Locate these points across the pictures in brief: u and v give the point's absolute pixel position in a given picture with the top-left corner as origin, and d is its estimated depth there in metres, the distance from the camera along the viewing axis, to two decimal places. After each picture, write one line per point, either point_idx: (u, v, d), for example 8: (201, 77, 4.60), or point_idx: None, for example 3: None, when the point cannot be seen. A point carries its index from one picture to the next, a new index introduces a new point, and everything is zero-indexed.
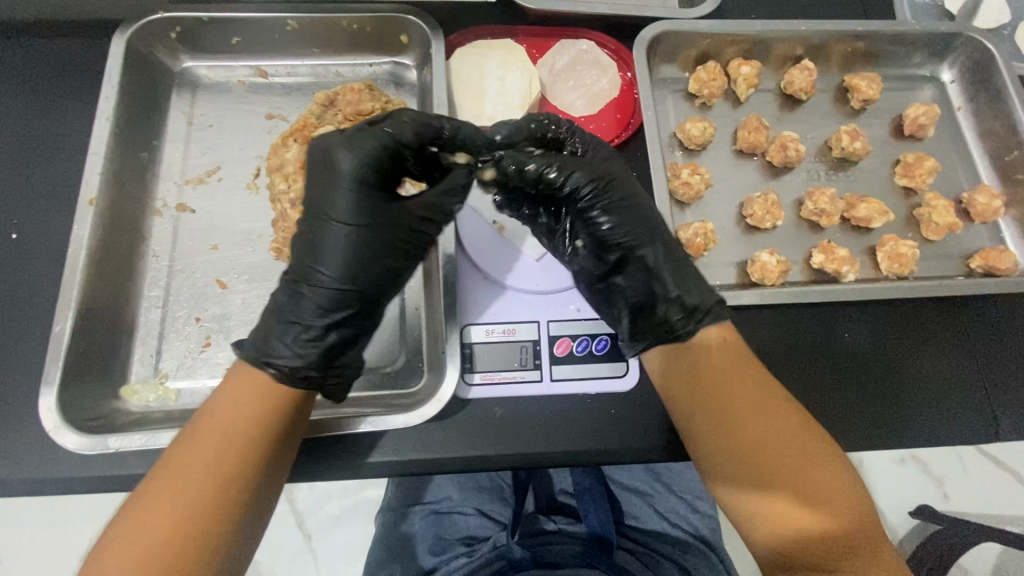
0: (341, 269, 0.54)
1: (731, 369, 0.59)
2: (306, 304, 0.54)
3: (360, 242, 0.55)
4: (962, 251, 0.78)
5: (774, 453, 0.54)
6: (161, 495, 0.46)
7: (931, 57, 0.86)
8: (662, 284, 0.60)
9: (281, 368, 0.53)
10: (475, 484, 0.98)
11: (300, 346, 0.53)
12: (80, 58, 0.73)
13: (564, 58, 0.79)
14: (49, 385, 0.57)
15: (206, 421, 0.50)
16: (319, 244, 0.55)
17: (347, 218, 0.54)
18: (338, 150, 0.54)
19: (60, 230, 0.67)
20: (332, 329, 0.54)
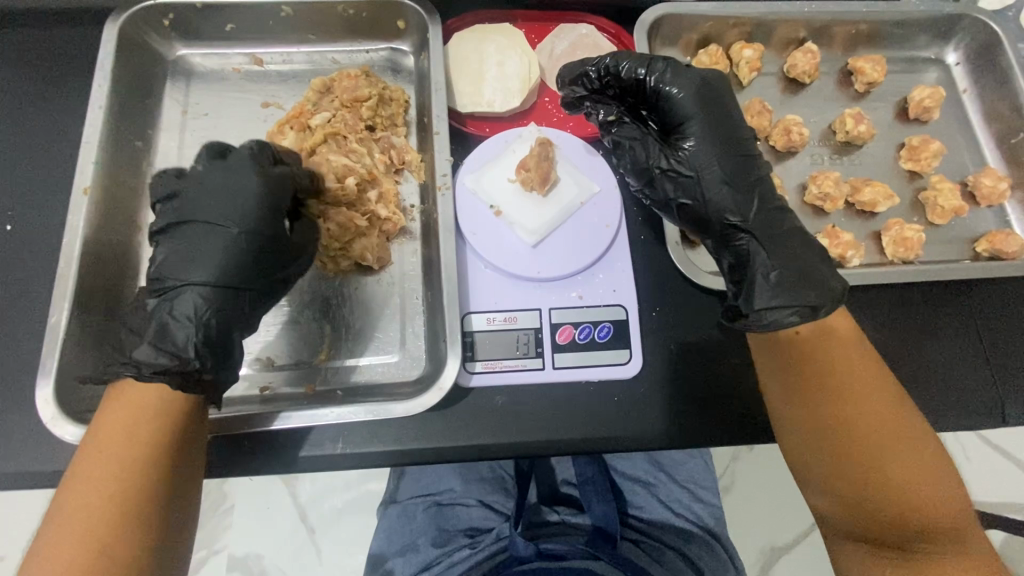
0: (219, 266, 0.53)
1: (842, 349, 0.56)
2: (183, 301, 0.52)
3: (239, 245, 0.54)
4: (967, 235, 0.77)
5: (874, 429, 0.53)
6: (59, 524, 0.46)
7: (936, 39, 0.84)
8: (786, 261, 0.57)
9: (152, 363, 0.49)
10: (478, 475, 0.98)
11: (179, 339, 0.50)
12: (72, 46, 0.72)
13: (564, 43, 0.78)
14: (45, 377, 0.56)
15: (90, 443, 0.49)
16: (192, 250, 0.54)
17: (226, 220, 0.55)
18: (232, 171, 0.56)
19: (55, 220, 0.66)
20: (216, 323, 0.52)
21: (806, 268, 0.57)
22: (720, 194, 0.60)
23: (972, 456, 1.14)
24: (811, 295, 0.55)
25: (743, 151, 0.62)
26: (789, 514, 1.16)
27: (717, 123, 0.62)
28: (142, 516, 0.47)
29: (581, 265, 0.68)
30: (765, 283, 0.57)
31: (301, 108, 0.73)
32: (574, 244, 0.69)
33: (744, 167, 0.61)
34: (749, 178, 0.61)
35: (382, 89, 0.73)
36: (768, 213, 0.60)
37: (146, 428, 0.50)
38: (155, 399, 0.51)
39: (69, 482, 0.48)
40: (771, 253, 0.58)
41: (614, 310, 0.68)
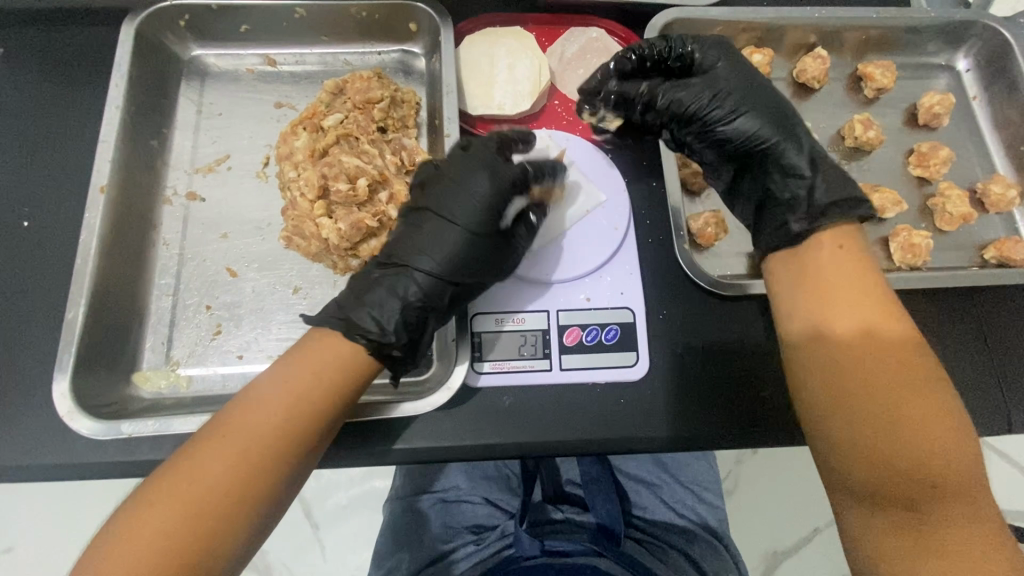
0: (447, 260, 0.58)
1: (857, 284, 0.57)
2: (405, 283, 0.57)
3: (473, 247, 0.59)
4: (975, 242, 0.77)
5: (894, 376, 0.52)
6: (195, 471, 0.49)
7: (946, 45, 0.84)
8: (820, 170, 0.63)
9: (362, 332, 0.55)
10: (482, 474, 1.00)
11: (389, 314, 0.56)
12: (89, 46, 0.73)
13: (574, 46, 0.78)
14: (62, 371, 0.57)
15: (253, 403, 0.52)
16: (431, 239, 0.59)
17: (472, 225, 0.59)
18: (478, 171, 0.60)
19: (71, 217, 0.67)
20: (414, 310, 0.57)
21: (844, 177, 0.63)
22: (756, 126, 0.65)
23: None
24: (853, 192, 0.61)
25: (764, 89, 0.68)
26: (791, 519, 1.16)
27: (740, 74, 0.68)
28: (266, 494, 0.50)
29: (589, 268, 0.69)
30: (805, 197, 0.62)
31: (313, 109, 0.73)
32: (581, 247, 0.70)
33: (775, 104, 0.66)
34: (784, 111, 0.66)
35: (394, 91, 0.74)
36: (798, 132, 0.65)
37: (303, 408, 0.53)
38: (324, 381, 0.54)
39: (214, 436, 0.51)
40: (811, 168, 0.63)
41: (621, 313, 0.68)
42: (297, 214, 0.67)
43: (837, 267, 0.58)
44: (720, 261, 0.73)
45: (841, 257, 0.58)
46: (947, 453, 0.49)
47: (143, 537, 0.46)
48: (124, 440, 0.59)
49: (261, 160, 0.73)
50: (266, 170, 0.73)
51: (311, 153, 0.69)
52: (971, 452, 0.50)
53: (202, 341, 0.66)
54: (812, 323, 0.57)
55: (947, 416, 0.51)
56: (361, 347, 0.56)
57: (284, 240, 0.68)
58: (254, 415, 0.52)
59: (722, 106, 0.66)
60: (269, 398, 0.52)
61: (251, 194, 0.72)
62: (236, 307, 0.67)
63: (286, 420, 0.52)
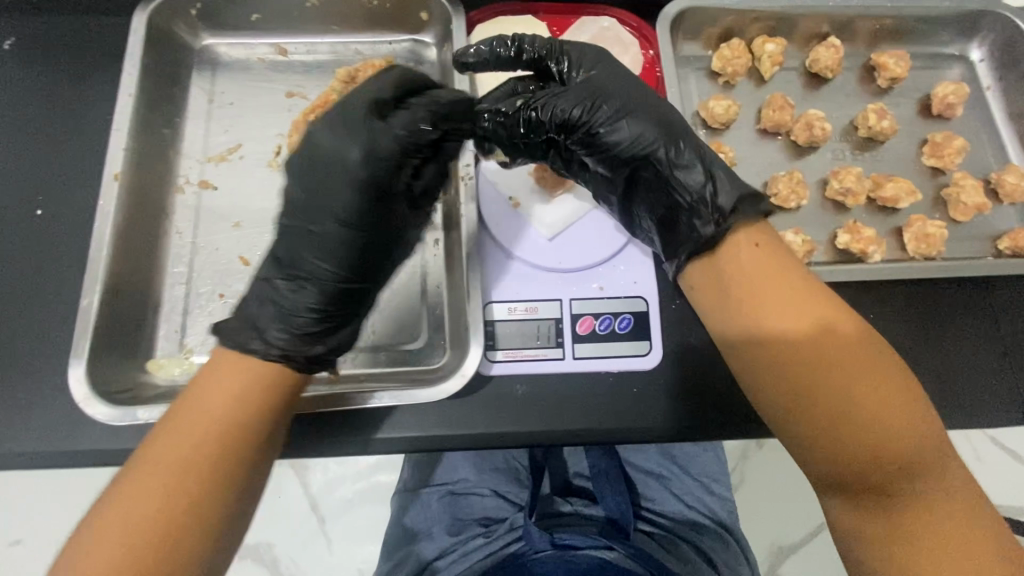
0: (342, 256, 0.52)
1: (781, 286, 0.51)
2: (304, 291, 0.52)
3: (369, 235, 0.52)
4: (989, 233, 0.76)
5: (835, 369, 0.49)
6: (112, 530, 0.42)
7: (960, 35, 0.84)
8: (679, 181, 0.55)
9: (264, 355, 0.50)
10: (491, 465, 1.00)
11: (299, 328, 0.51)
12: (100, 35, 0.73)
13: (586, 36, 0.78)
14: (78, 357, 0.58)
15: (164, 442, 0.45)
16: (320, 240, 0.52)
17: (354, 212, 0.51)
18: (349, 145, 0.50)
19: (85, 205, 0.67)
20: (317, 318, 0.52)
21: (735, 177, 0.55)
22: (639, 129, 0.56)
23: (985, 458, 1.14)
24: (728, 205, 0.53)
25: (632, 84, 0.59)
26: (798, 513, 1.16)
27: (606, 69, 0.59)
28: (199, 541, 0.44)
29: (602, 257, 0.69)
30: (706, 207, 0.54)
31: (326, 99, 0.73)
32: (592, 236, 0.69)
33: (637, 91, 0.58)
34: (647, 100, 0.58)
35: None
36: (677, 133, 0.56)
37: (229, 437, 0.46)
38: (250, 400, 0.48)
39: (142, 467, 0.44)
40: (686, 177, 0.55)
41: (634, 302, 0.68)
42: None
43: (760, 280, 0.52)
44: None
45: (762, 256, 0.53)
46: (906, 436, 0.47)
47: None
48: (139, 427, 0.59)
49: (272, 149, 0.73)
50: (278, 160, 0.73)
51: None
52: (923, 418, 0.48)
53: None
54: (752, 338, 0.52)
55: (894, 390, 0.49)
56: (285, 366, 0.50)
57: None
58: (180, 437, 0.45)
59: (606, 106, 0.56)
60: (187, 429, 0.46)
61: (264, 183, 0.72)
62: None
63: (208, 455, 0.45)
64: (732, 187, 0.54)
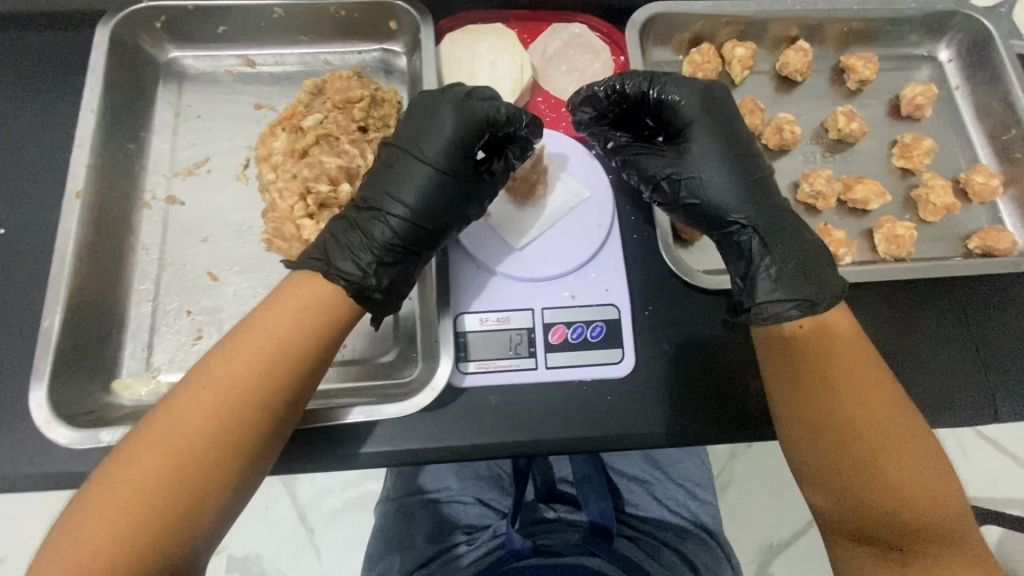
0: (422, 198, 0.58)
1: (842, 353, 0.56)
2: (380, 221, 0.57)
3: (446, 188, 0.59)
4: (959, 232, 0.77)
5: (873, 428, 0.53)
6: (171, 427, 0.47)
7: (927, 36, 0.85)
8: (768, 249, 0.59)
9: (338, 274, 0.54)
10: (473, 473, 0.99)
11: (365, 256, 0.55)
12: (62, 51, 0.72)
13: (556, 42, 0.78)
14: (38, 380, 0.57)
15: (229, 356, 0.49)
16: (397, 174, 0.59)
17: (443, 162, 0.59)
18: (444, 108, 0.60)
19: (48, 224, 0.66)
20: (384, 255, 0.56)
21: (808, 262, 0.58)
22: (740, 196, 0.61)
23: (969, 452, 1.15)
24: (809, 291, 0.56)
25: (745, 152, 0.64)
26: (786, 512, 1.16)
27: (727, 131, 0.64)
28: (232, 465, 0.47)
29: (573, 264, 0.68)
30: (766, 277, 0.58)
31: (292, 110, 0.72)
32: (564, 246, 0.69)
33: (745, 165, 0.63)
34: (750, 174, 0.62)
35: (374, 90, 0.73)
36: (772, 211, 0.61)
37: (267, 368, 0.49)
38: (275, 346, 0.50)
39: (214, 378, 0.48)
40: (777, 249, 0.59)
41: (606, 310, 0.68)
42: (277, 215, 0.67)
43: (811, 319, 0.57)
44: (706, 254, 0.73)
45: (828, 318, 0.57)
46: (928, 498, 0.51)
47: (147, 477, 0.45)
48: (102, 449, 0.58)
49: (241, 162, 0.73)
50: (247, 173, 0.72)
51: (290, 153, 0.69)
52: (945, 483, 0.52)
53: (183, 346, 0.65)
54: (802, 380, 0.55)
55: (922, 455, 0.52)
56: (339, 289, 0.54)
57: (266, 242, 0.67)
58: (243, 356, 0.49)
59: (714, 167, 0.62)
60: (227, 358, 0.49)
61: (232, 196, 0.71)
62: (217, 312, 0.66)
63: (240, 384, 0.48)
64: (820, 275, 0.57)
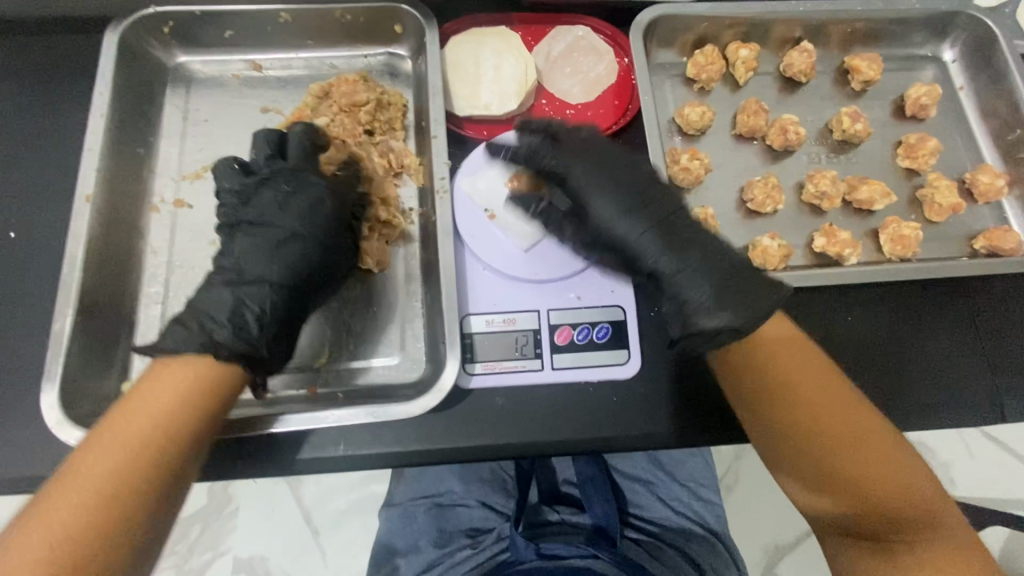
0: (299, 266, 0.59)
1: (795, 356, 0.57)
2: (265, 289, 0.56)
3: (317, 256, 0.60)
4: (965, 232, 0.77)
5: (838, 423, 0.54)
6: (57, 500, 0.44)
7: (931, 36, 0.85)
8: (680, 285, 0.56)
9: (205, 337, 0.52)
10: (477, 475, 0.98)
11: (246, 320, 0.54)
12: (71, 56, 0.73)
13: (560, 45, 0.78)
14: (50, 383, 0.57)
15: (122, 421, 0.48)
16: (264, 244, 0.59)
17: (319, 232, 0.61)
18: (309, 184, 0.62)
19: (58, 227, 0.67)
20: (269, 322, 0.56)
21: (727, 287, 0.56)
22: (648, 236, 0.58)
23: (974, 453, 1.14)
24: (727, 318, 0.54)
25: (639, 185, 0.60)
26: (790, 513, 1.16)
27: (606, 170, 0.60)
28: (148, 505, 0.46)
29: (579, 265, 0.69)
30: (684, 315, 0.56)
31: (299, 113, 0.74)
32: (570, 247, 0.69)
33: (641, 199, 0.59)
34: (656, 209, 0.59)
35: (380, 93, 0.73)
36: (682, 243, 0.58)
37: (178, 413, 0.50)
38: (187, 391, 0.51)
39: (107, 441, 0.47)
40: (691, 286, 0.56)
41: (612, 311, 0.68)
42: None
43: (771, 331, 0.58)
44: None
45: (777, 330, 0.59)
46: (906, 490, 0.52)
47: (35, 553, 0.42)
48: None
49: None
50: None
51: None
52: (917, 472, 0.53)
53: None
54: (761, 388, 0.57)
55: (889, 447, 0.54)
56: (229, 366, 0.53)
57: None
58: (138, 418, 0.49)
59: (619, 214, 0.59)
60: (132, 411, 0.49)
61: None
62: None
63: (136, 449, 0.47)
64: (736, 301, 0.55)
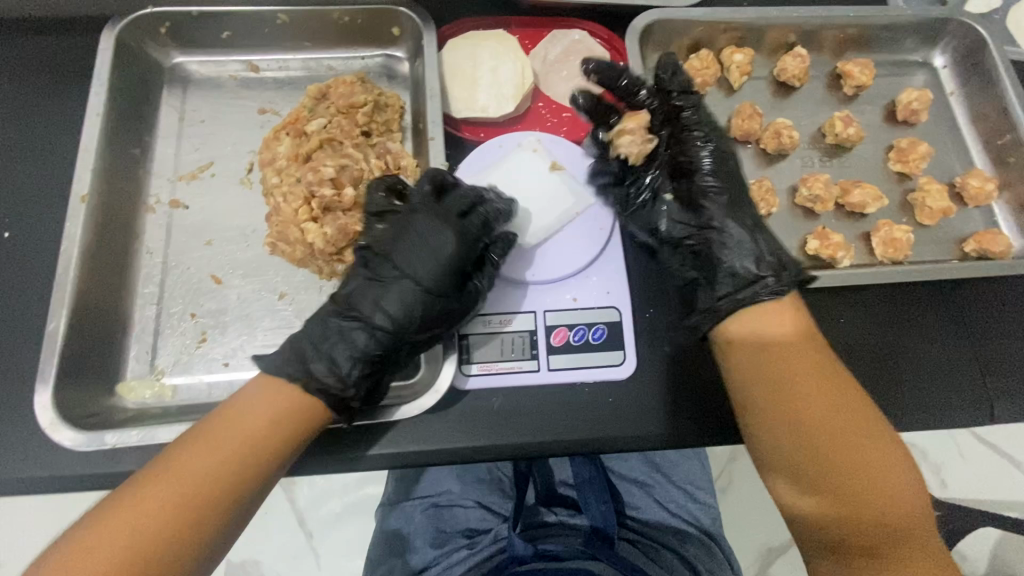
0: (416, 318, 0.57)
1: (790, 357, 0.58)
2: (366, 332, 0.56)
3: (437, 306, 0.58)
4: (955, 236, 0.78)
5: (828, 426, 0.55)
6: (152, 489, 0.49)
7: (923, 42, 0.86)
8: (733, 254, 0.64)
9: (329, 368, 0.55)
10: (474, 476, 0.99)
11: (345, 364, 0.55)
12: (67, 56, 0.73)
13: (557, 49, 0.79)
14: (45, 383, 0.57)
15: (217, 428, 0.52)
16: (376, 287, 0.58)
17: (436, 282, 0.58)
18: (444, 228, 0.59)
19: (53, 227, 0.66)
20: (361, 368, 0.56)
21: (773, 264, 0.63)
22: (712, 207, 0.66)
23: (964, 454, 1.16)
24: (770, 280, 0.61)
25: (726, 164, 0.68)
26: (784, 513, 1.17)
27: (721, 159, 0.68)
28: (218, 521, 0.50)
29: (575, 267, 0.69)
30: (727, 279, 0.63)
31: (296, 114, 0.72)
32: (566, 249, 0.70)
33: (720, 179, 0.67)
34: (733, 188, 0.67)
35: (378, 95, 0.73)
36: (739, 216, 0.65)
37: (264, 434, 0.53)
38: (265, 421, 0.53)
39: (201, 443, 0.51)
40: (743, 257, 0.63)
41: (608, 312, 0.68)
42: (281, 219, 0.67)
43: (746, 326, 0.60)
44: None
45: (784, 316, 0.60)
46: (892, 496, 0.53)
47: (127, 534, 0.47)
48: (107, 451, 0.58)
49: (245, 166, 0.73)
50: (250, 177, 0.73)
51: (294, 158, 0.69)
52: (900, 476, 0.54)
53: (187, 349, 0.65)
54: (763, 379, 0.57)
55: (878, 451, 0.54)
56: (320, 399, 0.55)
57: (269, 246, 0.68)
58: (229, 429, 0.52)
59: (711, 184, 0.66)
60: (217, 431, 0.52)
61: (236, 200, 0.72)
62: (221, 315, 0.67)
63: (221, 460, 0.51)
64: (774, 270, 0.62)
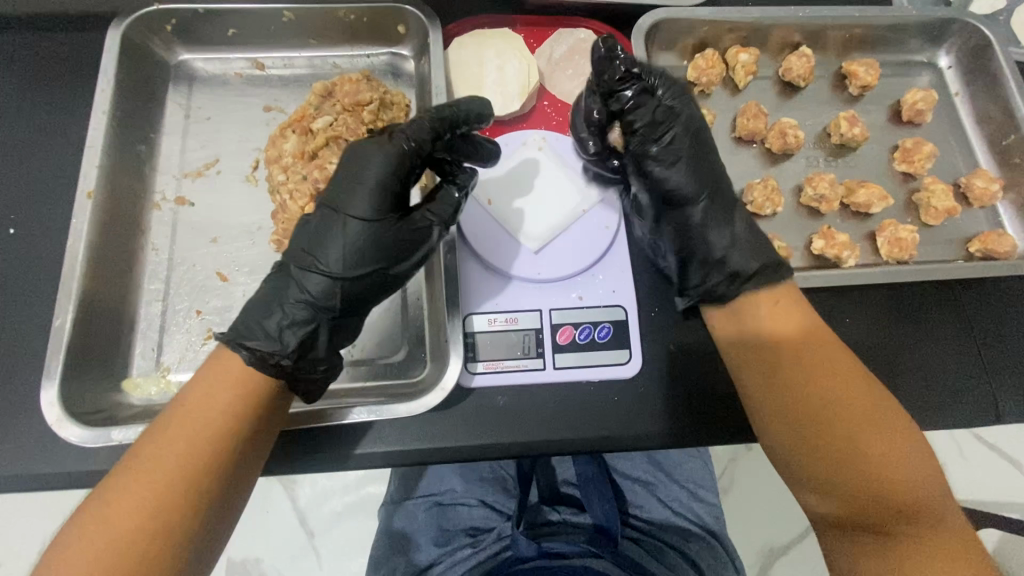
0: (348, 259, 0.55)
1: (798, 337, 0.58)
2: (299, 282, 0.55)
3: (372, 240, 0.56)
4: (960, 236, 0.78)
5: (840, 403, 0.55)
6: (131, 482, 0.47)
7: (928, 43, 0.86)
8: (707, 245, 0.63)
9: (262, 332, 0.53)
10: (478, 475, 0.99)
11: (279, 318, 0.54)
12: (73, 52, 0.73)
13: (563, 47, 0.79)
14: (50, 379, 0.57)
15: (183, 411, 0.50)
16: (321, 232, 0.56)
17: (370, 219, 0.56)
18: (370, 157, 0.57)
19: (59, 223, 0.66)
20: (303, 324, 0.54)
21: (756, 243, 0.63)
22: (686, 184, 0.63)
23: (967, 455, 1.16)
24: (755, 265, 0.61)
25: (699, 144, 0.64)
26: (786, 514, 1.17)
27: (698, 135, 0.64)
28: (201, 510, 0.48)
29: (580, 266, 0.69)
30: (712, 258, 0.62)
31: (302, 111, 0.72)
32: (573, 247, 0.70)
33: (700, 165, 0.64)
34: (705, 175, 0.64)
35: (383, 93, 0.73)
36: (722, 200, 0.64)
37: (233, 415, 0.51)
38: (234, 406, 0.51)
39: (172, 428, 0.49)
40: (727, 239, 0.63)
41: (614, 311, 0.68)
42: (287, 216, 0.67)
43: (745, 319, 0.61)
44: None
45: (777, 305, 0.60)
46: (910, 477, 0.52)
47: (114, 533, 0.45)
48: (113, 448, 0.58)
49: (251, 163, 0.73)
50: (256, 174, 0.73)
51: (300, 156, 0.69)
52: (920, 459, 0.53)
53: (193, 346, 0.65)
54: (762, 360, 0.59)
55: (891, 431, 0.54)
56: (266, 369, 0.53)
57: (275, 243, 0.68)
58: (198, 413, 0.50)
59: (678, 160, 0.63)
60: (181, 420, 0.50)
61: (241, 197, 0.72)
62: (227, 311, 0.67)
63: (197, 446, 0.49)
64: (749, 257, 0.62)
